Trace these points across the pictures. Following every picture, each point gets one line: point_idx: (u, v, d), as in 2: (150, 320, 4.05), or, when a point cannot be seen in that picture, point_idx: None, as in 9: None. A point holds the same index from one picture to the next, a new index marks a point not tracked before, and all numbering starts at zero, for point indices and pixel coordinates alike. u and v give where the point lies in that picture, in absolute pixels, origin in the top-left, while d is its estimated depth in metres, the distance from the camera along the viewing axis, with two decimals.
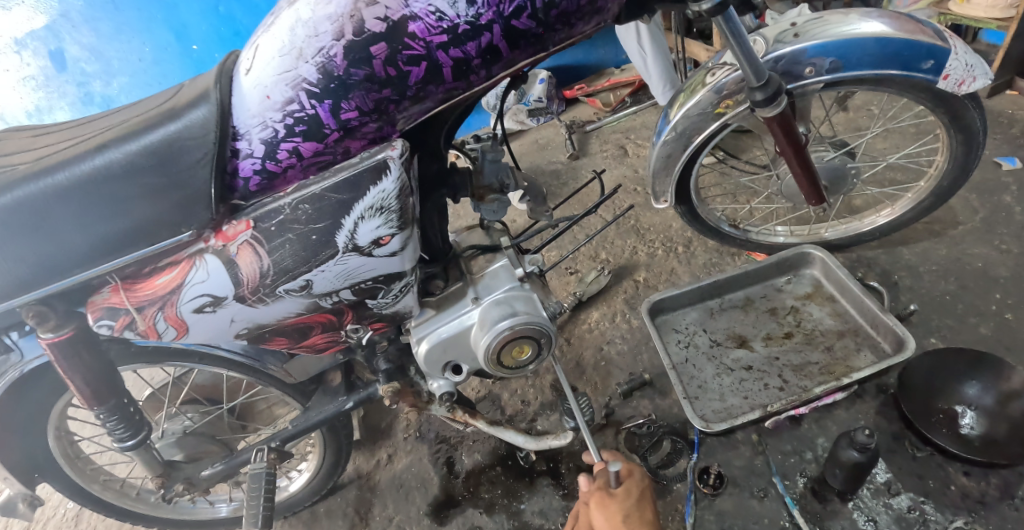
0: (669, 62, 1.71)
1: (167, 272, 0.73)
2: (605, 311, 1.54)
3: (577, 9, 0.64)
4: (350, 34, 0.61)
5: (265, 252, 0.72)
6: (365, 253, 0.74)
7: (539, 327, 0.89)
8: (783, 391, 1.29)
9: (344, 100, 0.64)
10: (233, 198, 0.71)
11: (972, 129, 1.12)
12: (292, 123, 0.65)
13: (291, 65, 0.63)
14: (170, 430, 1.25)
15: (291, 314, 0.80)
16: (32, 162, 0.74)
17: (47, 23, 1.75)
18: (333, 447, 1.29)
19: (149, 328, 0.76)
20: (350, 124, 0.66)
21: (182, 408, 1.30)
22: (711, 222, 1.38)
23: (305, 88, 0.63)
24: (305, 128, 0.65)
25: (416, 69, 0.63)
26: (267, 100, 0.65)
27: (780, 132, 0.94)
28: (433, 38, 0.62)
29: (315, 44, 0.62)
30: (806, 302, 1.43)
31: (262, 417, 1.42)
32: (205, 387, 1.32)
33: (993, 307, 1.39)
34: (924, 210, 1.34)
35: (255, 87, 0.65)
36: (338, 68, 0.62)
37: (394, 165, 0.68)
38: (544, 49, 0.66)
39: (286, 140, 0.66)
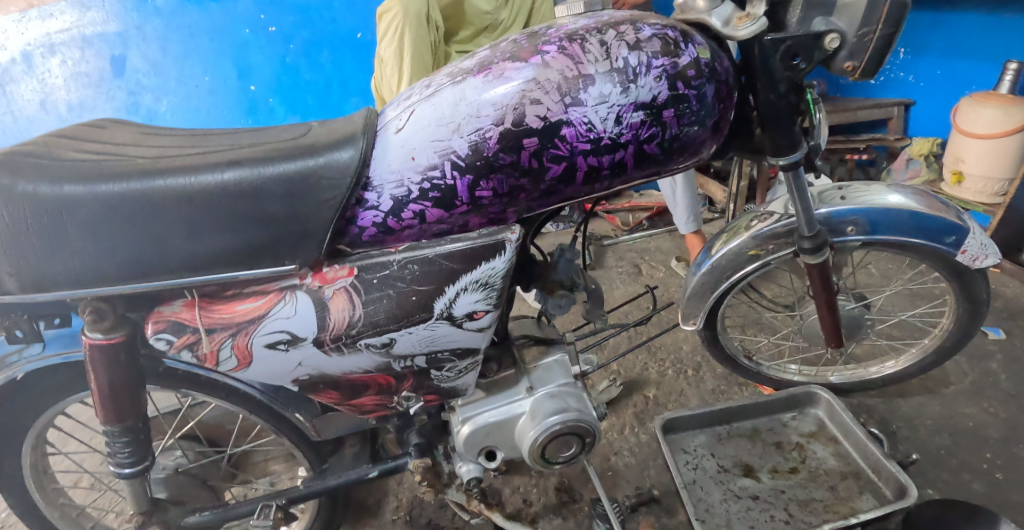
0: (695, 197, 1.86)
1: (250, 299, 0.78)
2: (614, 421, 1.56)
3: (694, 144, 0.74)
4: (509, 123, 0.69)
5: (359, 302, 0.76)
6: (455, 323, 0.78)
7: (588, 425, 0.92)
8: (789, 524, 1.30)
9: (483, 178, 0.71)
10: (341, 242, 0.76)
11: (978, 300, 1.26)
12: (427, 187, 0.72)
13: (445, 137, 0.70)
14: (161, 464, 1.20)
15: (360, 368, 0.83)
16: (155, 159, 0.79)
17: (120, 31, 2.12)
18: (326, 511, 1.27)
19: (211, 352, 0.79)
20: (480, 200, 0.72)
21: (178, 444, 1.25)
22: (729, 350, 1.45)
23: (452, 160, 0.70)
24: (438, 194, 0.72)
25: (556, 167, 0.71)
26: (411, 161, 0.72)
27: (818, 277, 1.04)
28: (579, 144, 0.70)
29: (474, 124, 0.69)
30: (811, 440, 1.47)
31: (256, 470, 1.38)
32: (211, 426, 1.30)
33: (984, 465, 1.45)
34: (926, 365, 1.43)
35: (403, 148, 0.72)
36: (489, 150, 0.70)
37: (509, 246, 0.74)
38: (658, 172, 0.76)
39: (415, 201, 0.72)
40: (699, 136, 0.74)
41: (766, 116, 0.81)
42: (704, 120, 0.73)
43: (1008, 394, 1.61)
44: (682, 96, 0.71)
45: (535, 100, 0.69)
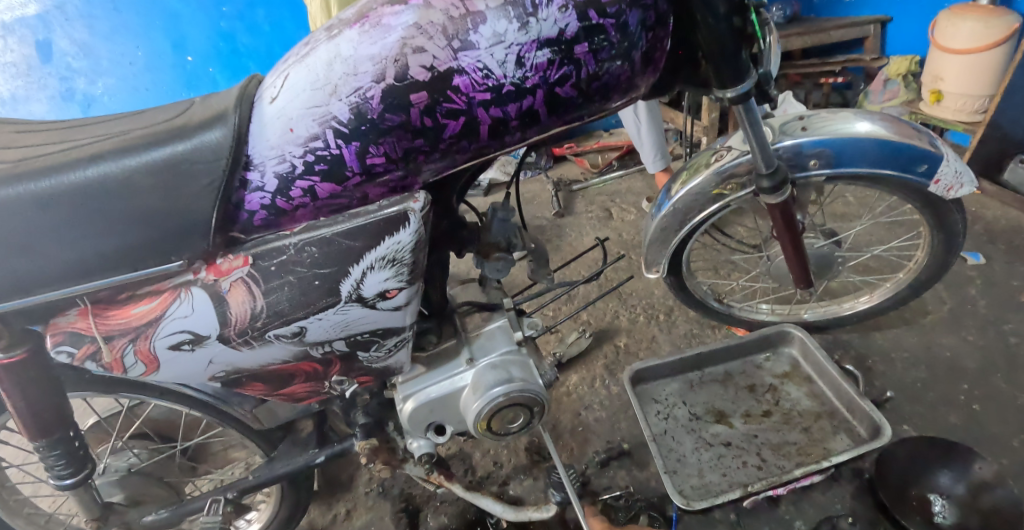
0: (662, 134, 1.76)
1: (145, 301, 0.70)
2: (584, 375, 1.51)
3: (616, 83, 0.67)
4: (392, 78, 0.61)
5: (259, 292, 0.70)
6: (367, 304, 0.71)
7: (534, 394, 0.86)
8: (761, 470, 1.28)
9: (372, 144, 0.63)
10: (233, 230, 0.68)
11: (953, 231, 1.19)
12: (312, 161, 0.64)
13: (322, 101, 0.62)
14: (112, 466, 1.16)
15: (276, 360, 0.77)
16: (15, 161, 0.68)
17: (40, 13, 1.92)
18: (291, 496, 1.23)
19: (116, 361, 0.72)
20: (375, 168, 0.65)
21: (129, 443, 1.19)
22: (698, 295, 1.39)
23: (334, 127, 0.62)
24: (326, 167, 0.64)
25: (453, 123, 0.63)
26: (290, 133, 0.63)
27: (780, 218, 0.96)
28: (477, 94, 0.62)
29: (353, 83, 0.61)
30: (784, 381, 1.43)
31: (216, 460, 1.31)
32: (159, 422, 1.22)
33: (961, 397, 1.42)
34: (901, 300, 1.38)
35: (279, 117, 0.64)
36: (373, 111, 0.62)
37: (413, 217, 0.66)
38: (578, 117, 0.68)
39: (302, 177, 0.65)
40: (622, 72, 0.66)
41: (704, 45, 0.72)
42: (628, 53, 0.65)
43: (986, 320, 1.58)
44: (594, 28, 0.62)
45: (417, 48, 0.60)
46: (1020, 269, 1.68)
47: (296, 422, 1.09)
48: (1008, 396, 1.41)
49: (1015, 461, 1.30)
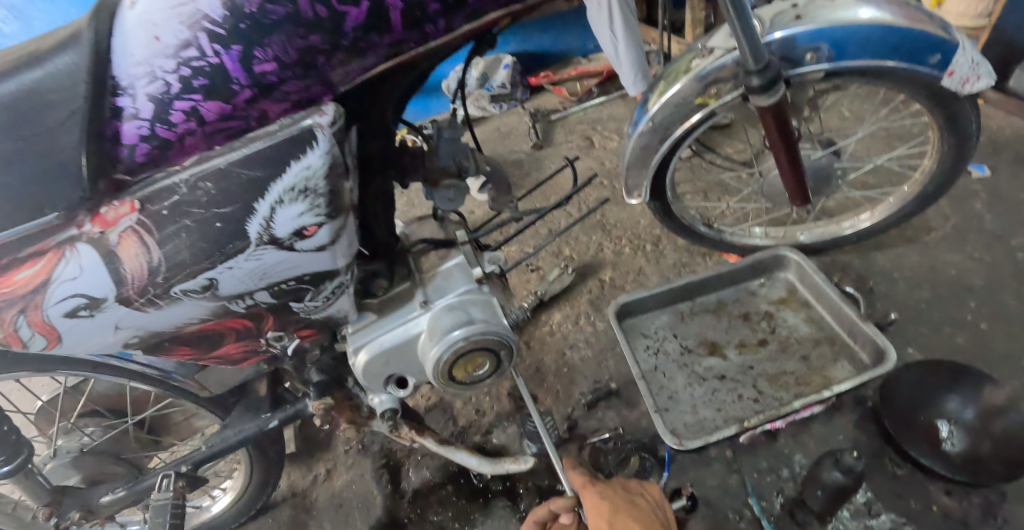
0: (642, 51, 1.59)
1: (29, 266, 0.57)
2: (568, 312, 1.41)
3: None
4: None
5: (154, 242, 0.58)
6: (284, 247, 0.61)
7: (498, 338, 0.76)
8: (758, 402, 1.20)
9: (257, 46, 0.52)
10: (115, 172, 0.56)
11: (967, 133, 1.08)
12: (189, 74, 0.52)
13: None
14: (64, 447, 1.05)
15: (194, 318, 0.67)
16: None
17: None
18: (260, 463, 1.12)
19: (10, 335, 0.62)
20: (267, 79, 0.54)
21: (79, 422, 1.07)
22: (687, 221, 1.29)
23: (206, 28, 0.51)
24: (207, 81, 0.53)
25: (355, 10, 0.53)
26: (156, 43, 0.52)
27: (774, 123, 0.85)
28: None
29: None
30: (781, 307, 1.34)
31: (177, 431, 1.19)
32: (108, 397, 1.09)
33: (968, 316, 1.35)
34: (904, 216, 1.29)
35: (142, 25, 0.53)
36: (251, 4, 0.51)
37: (321, 134, 0.56)
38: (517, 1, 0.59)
39: (181, 97, 0.53)
40: None
41: None
42: None
43: (994, 236, 1.48)
44: None
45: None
46: None
47: (250, 384, 0.99)
48: (1018, 315, 1.34)
49: None
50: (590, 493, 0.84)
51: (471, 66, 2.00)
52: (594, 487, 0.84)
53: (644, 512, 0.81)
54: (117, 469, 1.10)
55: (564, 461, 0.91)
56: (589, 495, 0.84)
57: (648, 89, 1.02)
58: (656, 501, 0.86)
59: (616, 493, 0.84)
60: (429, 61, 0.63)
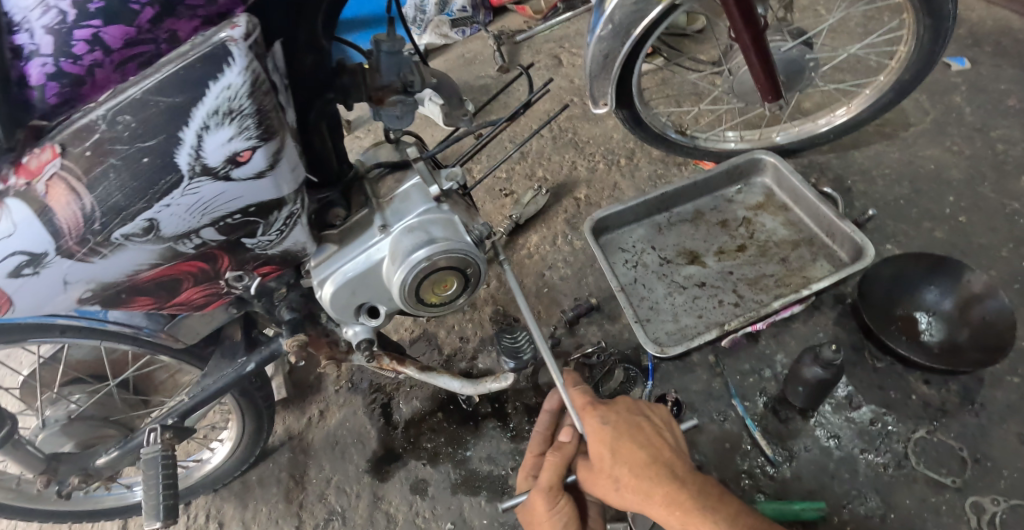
0: None
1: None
2: (545, 234, 1.39)
3: None
4: None
5: (83, 189, 0.56)
6: (220, 177, 0.58)
7: (463, 255, 0.74)
8: (738, 307, 1.21)
9: None
10: (31, 117, 0.55)
11: (942, 14, 1.06)
12: (83, 0, 0.51)
13: None
14: (52, 417, 1.03)
15: (143, 265, 0.64)
16: None
17: None
18: (250, 411, 1.09)
19: None
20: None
21: (63, 391, 1.04)
22: (656, 128, 1.28)
23: None
24: (103, 5, 0.51)
25: None
26: None
27: (737, 11, 0.87)
28: None
29: None
30: (758, 212, 1.34)
31: (165, 388, 1.15)
32: (87, 363, 1.05)
33: (947, 210, 1.36)
34: (881, 108, 1.28)
35: None
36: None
37: (237, 50, 0.52)
38: None
39: (80, 25, 0.51)
40: None
41: None
42: None
43: (973, 128, 1.48)
44: None
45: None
46: (1007, 71, 1.57)
47: (223, 330, 0.97)
48: (996, 205, 1.35)
49: (1003, 270, 1.27)
50: (590, 419, 0.83)
51: None
52: (596, 412, 0.83)
53: (650, 435, 0.82)
54: (109, 431, 1.07)
55: (564, 379, 0.90)
56: (590, 420, 0.83)
57: None
58: (663, 420, 0.86)
59: (620, 416, 0.84)
60: None
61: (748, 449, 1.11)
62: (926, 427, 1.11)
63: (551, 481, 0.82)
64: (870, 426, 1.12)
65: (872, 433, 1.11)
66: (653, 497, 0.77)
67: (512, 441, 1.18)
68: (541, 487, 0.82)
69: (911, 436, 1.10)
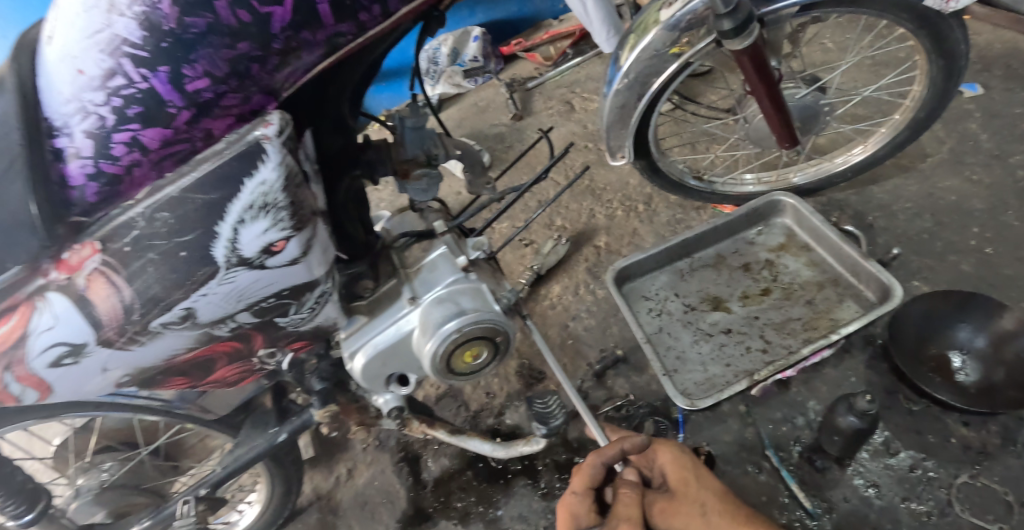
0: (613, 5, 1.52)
1: (3, 323, 0.56)
2: (567, 283, 1.40)
3: None
4: None
5: (123, 282, 0.56)
6: (255, 265, 0.59)
7: (492, 323, 0.74)
8: (766, 353, 1.21)
9: (185, 64, 0.49)
10: (71, 215, 0.54)
11: (954, 54, 1.06)
12: (120, 104, 0.50)
13: (103, 23, 0.49)
14: (84, 486, 1.01)
15: (180, 349, 0.65)
16: None
17: None
18: (279, 474, 1.09)
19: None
20: (203, 97, 0.51)
21: (97, 459, 1.02)
22: (674, 176, 1.29)
23: (128, 53, 0.49)
24: (140, 108, 0.50)
25: (279, 9, 0.49)
26: (81, 76, 0.50)
27: (751, 66, 0.87)
28: None
29: None
30: (781, 253, 1.34)
31: (194, 453, 1.17)
32: (120, 430, 1.04)
33: (972, 242, 1.34)
34: (898, 145, 1.28)
35: (66, 61, 0.51)
36: (167, 19, 0.48)
37: (271, 147, 0.53)
38: None
39: (118, 129, 0.51)
40: None
41: None
42: None
43: (992, 155, 1.47)
44: None
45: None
46: (1021, 95, 1.56)
47: (254, 398, 0.97)
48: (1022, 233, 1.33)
49: None
50: (665, 450, 0.83)
51: (441, 42, 1.93)
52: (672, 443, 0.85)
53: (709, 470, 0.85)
54: (140, 499, 1.06)
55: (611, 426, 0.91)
56: (668, 449, 0.83)
57: (619, 45, 1.01)
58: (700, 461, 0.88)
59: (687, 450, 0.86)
60: (380, 47, 0.60)
61: (785, 502, 1.09)
62: (969, 471, 1.07)
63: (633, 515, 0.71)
64: (910, 473, 1.09)
65: (912, 480, 1.08)
66: (740, 520, 0.78)
67: (543, 499, 1.16)
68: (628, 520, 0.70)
69: (953, 481, 1.07)
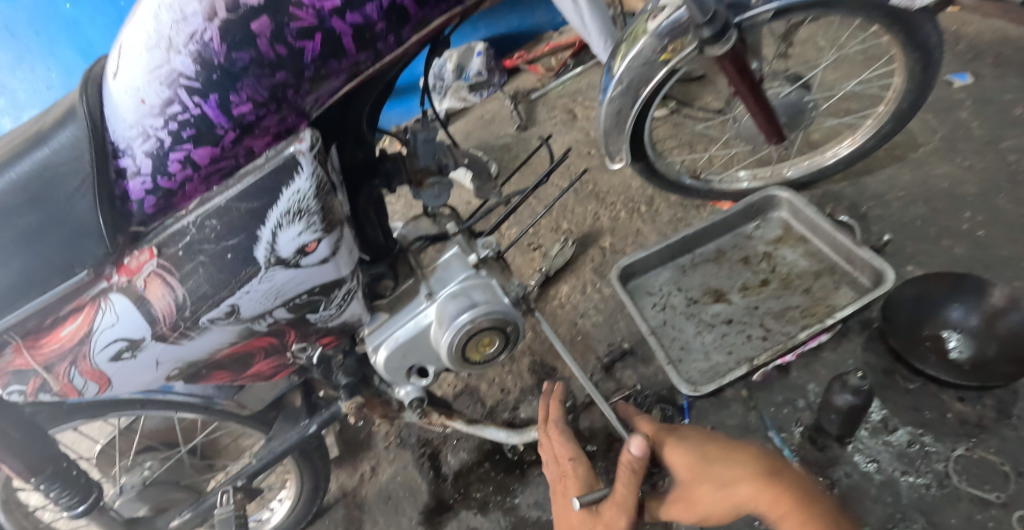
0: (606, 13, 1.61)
1: (71, 321, 0.66)
2: (574, 283, 1.47)
3: None
4: (224, 11, 0.54)
5: (177, 282, 0.65)
6: (291, 264, 0.67)
7: (503, 315, 0.81)
8: (767, 340, 1.26)
9: (232, 92, 0.57)
10: (131, 225, 0.64)
11: (928, 47, 1.13)
12: (176, 128, 0.58)
13: (162, 60, 0.56)
14: (128, 483, 1.08)
15: (224, 343, 0.73)
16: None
17: None
18: (308, 470, 1.16)
19: (67, 386, 0.70)
20: (246, 119, 0.58)
21: (138, 458, 1.11)
22: (671, 176, 1.36)
23: (183, 85, 0.56)
24: (194, 131, 0.58)
25: (311, 43, 0.56)
26: (143, 105, 0.58)
27: (733, 69, 0.94)
28: (324, 3, 0.55)
29: (184, 29, 0.55)
30: (778, 246, 1.40)
31: (229, 452, 1.24)
32: (160, 431, 1.13)
33: (965, 226, 1.39)
34: (885, 135, 1.34)
35: (128, 93, 0.58)
36: (217, 55, 0.55)
37: (304, 160, 0.61)
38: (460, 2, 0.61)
39: (174, 149, 0.59)
40: None
41: None
42: None
43: (983, 142, 1.52)
44: None
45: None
46: (1011, 81, 1.61)
47: (285, 396, 1.05)
48: (1014, 215, 1.38)
49: None
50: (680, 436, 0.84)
51: (447, 59, 2.05)
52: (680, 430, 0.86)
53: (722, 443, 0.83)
54: (178, 495, 1.14)
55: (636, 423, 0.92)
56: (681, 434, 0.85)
57: (612, 55, 1.08)
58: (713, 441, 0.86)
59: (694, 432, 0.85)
60: (393, 69, 0.68)
61: None
62: (966, 444, 1.12)
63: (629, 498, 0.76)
64: (909, 448, 1.13)
65: (911, 455, 1.13)
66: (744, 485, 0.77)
67: None
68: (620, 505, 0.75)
69: (950, 454, 1.12)
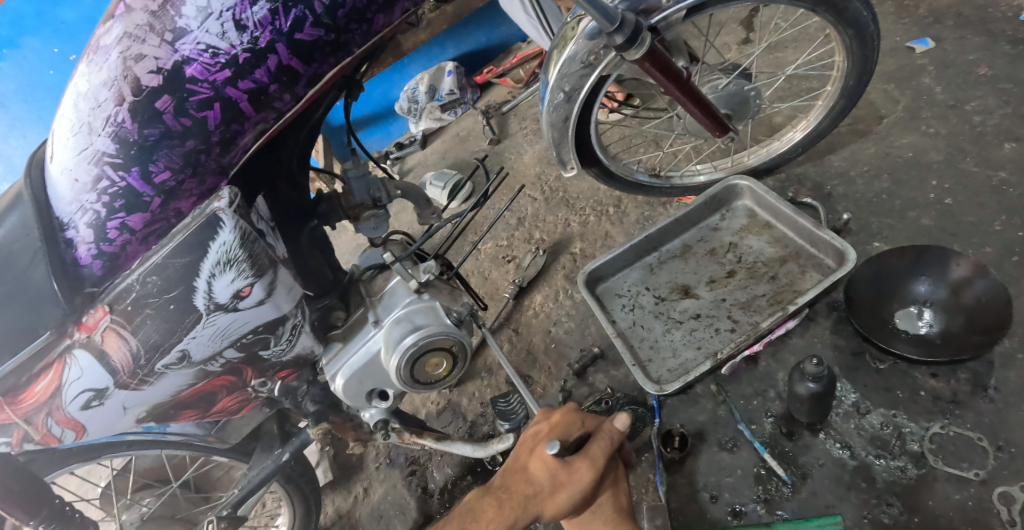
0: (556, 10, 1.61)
1: (43, 377, 0.69)
2: (547, 291, 1.51)
3: (368, 3, 0.65)
4: (130, 95, 0.62)
5: (130, 334, 0.69)
6: (230, 309, 0.72)
7: (445, 336, 0.86)
8: (734, 331, 1.29)
9: (150, 163, 0.63)
10: (86, 287, 0.69)
11: (861, 21, 1.15)
12: (109, 200, 0.64)
13: (87, 143, 0.64)
14: (127, 521, 1.14)
15: (183, 386, 0.78)
16: None
17: None
18: (298, 498, 1.21)
19: (46, 434, 0.74)
20: (167, 185, 0.65)
21: (136, 496, 1.17)
22: (628, 177, 1.39)
23: (108, 162, 0.63)
24: (124, 201, 0.64)
25: (211, 112, 0.63)
26: (77, 184, 0.65)
27: (655, 70, 0.98)
28: (216, 76, 0.62)
29: (102, 115, 0.63)
30: (744, 235, 1.42)
31: (222, 484, 1.29)
32: (153, 469, 1.19)
33: (931, 196, 1.39)
34: (837, 115, 1.36)
35: (64, 174, 0.65)
36: (132, 133, 0.62)
37: (225, 216, 0.66)
38: (349, 53, 0.67)
39: (110, 218, 0.65)
40: None
41: None
42: None
43: (947, 106, 1.51)
44: None
45: (138, 57, 0.61)
46: (973, 40, 1.59)
47: (263, 427, 1.10)
48: (981, 179, 1.38)
49: (998, 246, 1.29)
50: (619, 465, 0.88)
51: (418, 82, 2.11)
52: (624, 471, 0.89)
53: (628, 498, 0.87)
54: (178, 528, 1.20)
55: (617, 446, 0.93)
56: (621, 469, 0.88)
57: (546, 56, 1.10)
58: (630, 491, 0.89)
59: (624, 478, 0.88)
60: (314, 113, 0.74)
61: (762, 473, 1.16)
62: (940, 421, 1.13)
63: (597, 453, 0.80)
64: (881, 431, 1.15)
65: (885, 437, 1.14)
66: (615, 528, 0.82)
67: None
68: (589, 455, 0.79)
69: (925, 433, 1.13)
